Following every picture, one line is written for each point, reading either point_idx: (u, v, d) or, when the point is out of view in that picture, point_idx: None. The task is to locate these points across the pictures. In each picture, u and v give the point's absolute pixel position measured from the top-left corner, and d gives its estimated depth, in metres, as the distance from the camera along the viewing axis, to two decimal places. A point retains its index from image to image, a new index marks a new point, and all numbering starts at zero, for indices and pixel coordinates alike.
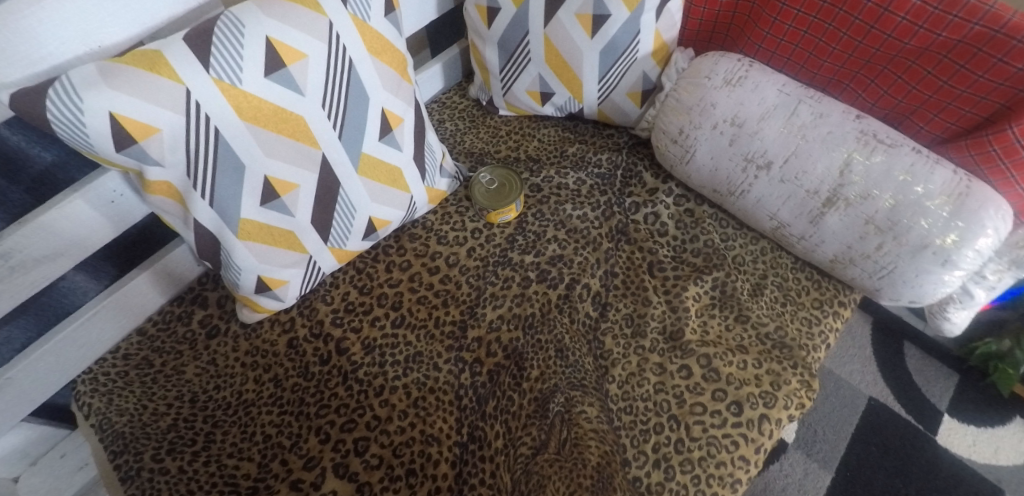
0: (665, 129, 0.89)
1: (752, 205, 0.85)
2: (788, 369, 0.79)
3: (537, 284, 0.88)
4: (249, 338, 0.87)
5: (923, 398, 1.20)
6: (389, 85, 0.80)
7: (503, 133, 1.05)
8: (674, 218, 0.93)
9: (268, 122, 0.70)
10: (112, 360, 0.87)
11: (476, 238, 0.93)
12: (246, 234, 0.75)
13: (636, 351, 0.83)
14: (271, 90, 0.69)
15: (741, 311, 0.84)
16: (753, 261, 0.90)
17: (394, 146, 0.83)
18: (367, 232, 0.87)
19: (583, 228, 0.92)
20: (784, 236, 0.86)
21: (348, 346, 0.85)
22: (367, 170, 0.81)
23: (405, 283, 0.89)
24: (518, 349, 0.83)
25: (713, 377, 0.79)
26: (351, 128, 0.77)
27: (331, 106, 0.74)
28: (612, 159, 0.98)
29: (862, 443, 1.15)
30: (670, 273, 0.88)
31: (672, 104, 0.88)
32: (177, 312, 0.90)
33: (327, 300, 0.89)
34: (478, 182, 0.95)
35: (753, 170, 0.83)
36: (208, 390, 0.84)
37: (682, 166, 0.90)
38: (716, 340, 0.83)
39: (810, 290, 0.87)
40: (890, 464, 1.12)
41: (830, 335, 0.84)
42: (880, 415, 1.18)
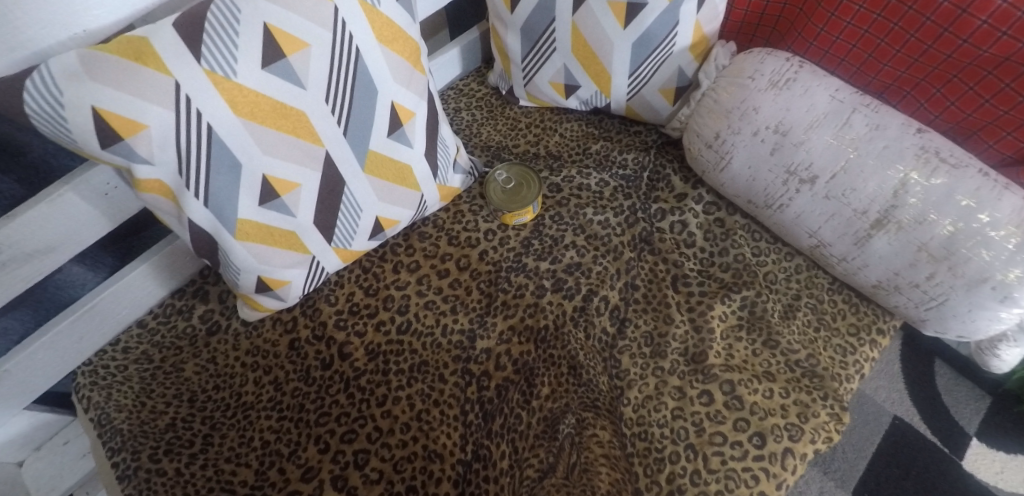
0: (700, 131, 0.82)
1: (790, 220, 0.78)
2: (817, 401, 0.74)
3: (552, 294, 0.83)
4: (251, 336, 0.84)
5: (951, 420, 1.13)
6: (400, 77, 0.73)
7: (523, 125, 0.98)
8: (702, 228, 0.86)
9: (266, 118, 0.65)
10: (112, 353, 0.84)
11: (489, 241, 0.87)
12: (244, 235, 0.70)
13: (655, 372, 0.77)
14: (270, 84, 0.63)
15: (770, 336, 0.78)
16: (787, 280, 0.83)
17: (403, 142, 0.77)
18: (373, 231, 0.82)
19: (604, 235, 0.86)
20: (823, 256, 0.79)
21: (351, 350, 0.81)
22: (374, 168, 0.76)
23: (413, 286, 0.85)
24: (528, 364, 0.79)
25: (736, 405, 0.73)
26: (356, 123, 0.71)
27: (335, 100, 0.68)
28: (639, 159, 0.91)
29: (884, 464, 1.10)
30: (695, 288, 0.82)
31: (710, 104, 0.81)
32: (178, 306, 0.87)
33: (331, 301, 0.84)
34: (493, 180, 0.90)
35: (795, 183, 0.75)
36: (207, 389, 0.81)
37: (716, 173, 0.83)
38: (741, 365, 0.77)
39: (847, 315, 0.81)
40: (912, 487, 1.07)
41: (865, 366, 0.78)
42: (905, 435, 1.12)
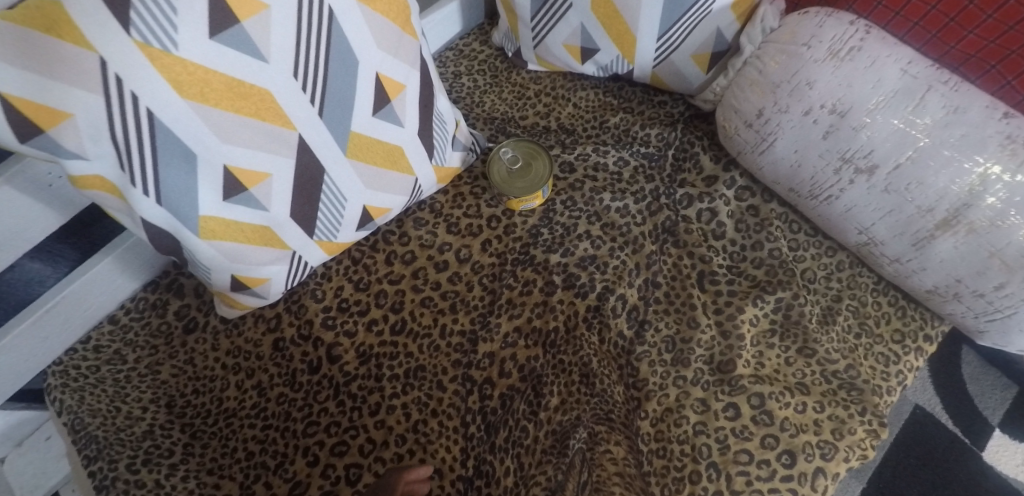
0: (739, 107, 0.71)
1: (838, 214, 0.69)
2: (854, 416, 0.67)
3: (562, 291, 0.74)
4: (231, 335, 0.76)
5: (975, 409, 1.07)
6: (385, 43, 0.62)
7: (531, 93, 0.87)
8: (733, 217, 0.77)
9: (222, 99, 0.53)
10: (83, 352, 0.77)
11: (493, 229, 0.79)
12: (209, 233, 0.60)
13: (677, 383, 0.70)
14: (224, 58, 0.51)
15: (807, 344, 0.70)
16: (826, 278, 0.74)
17: (392, 121, 0.66)
18: (361, 222, 0.72)
19: (622, 225, 0.77)
20: (872, 255, 0.70)
21: (340, 353, 0.73)
22: (359, 152, 0.65)
23: (407, 281, 0.76)
24: (535, 371, 0.71)
25: (765, 422, 0.66)
26: (334, 101, 0.60)
27: (307, 75, 0.56)
28: (663, 135, 0.81)
29: (903, 454, 1.05)
30: (724, 287, 0.74)
31: (753, 75, 0.69)
32: (151, 300, 0.79)
33: (317, 297, 0.76)
34: (498, 159, 0.79)
35: (848, 173, 0.65)
36: (186, 393, 0.74)
37: (754, 155, 0.72)
38: (772, 376, 0.69)
39: (892, 318, 0.72)
40: (931, 478, 1.02)
41: (908, 376, 0.70)
42: (926, 423, 1.06)
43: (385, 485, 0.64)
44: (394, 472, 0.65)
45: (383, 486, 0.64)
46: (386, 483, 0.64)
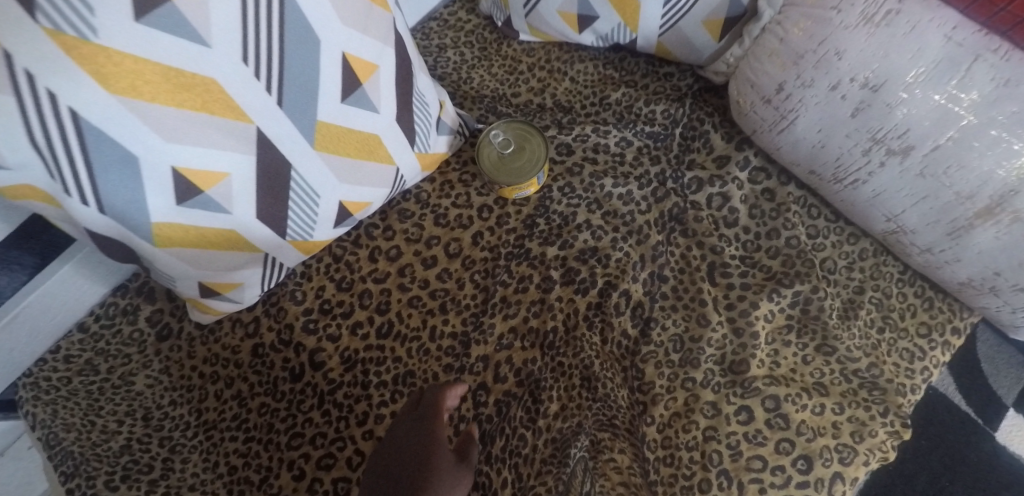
0: (757, 82, 0.64)
1: (865, 199, 0.63)
2: (876, 418, 0.62)
3: (561, 288, 0.69)
4: (207, 342, 0.71)
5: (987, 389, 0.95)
6: (348, 16, 0.54)
7: (524, 67, 0.79)
8: (747, 202, 0.71)
9: (158, 92, 0.45)
10: (53, 363, 0.72)
11: (484, 220, 0.73)
12: (166, 240, 0.54)
13: (685, 385, 0.64)
14: (155, 44, 0.43)
15: (827, 340, 0.65)
16: (848, 268, 0.69)
17: (365, 106, 0.59)
18: (339, 218, 0.66)
19: (625, 213, 0.71)
20: (899, 244, 0.64)
21: (324, 359, 0.68)
22: (330, 143, 0.58)
23: (393, 279, 0.71)
24: (533, 375, 0.66)
25: (781, 426, 0.61)
26: (294, 88, 0.52)
27: (258, 60, 0.49)
28: (670, 111, 0.74)
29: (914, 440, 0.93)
30: (736, 280, 0.68)
31: (773, 44, 0.62)
32: (122, 305, 0.74)
33: (297, 299, 0.71)
34: (488, 143, 0.72)
35: (878, 154, 0.59)
36: (163, 405, 0.70)
37: (772, 134, 0.66)
38: (788, 377, 0.64)
39: (917, 311, 0.67)
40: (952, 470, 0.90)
41: (932, 372, 0.66)
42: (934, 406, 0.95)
43: (429, 404, 0.59)
44: (434, 390, 0.60)
45: (425, 407, 0.59)
46: (428, 403, 0.59)
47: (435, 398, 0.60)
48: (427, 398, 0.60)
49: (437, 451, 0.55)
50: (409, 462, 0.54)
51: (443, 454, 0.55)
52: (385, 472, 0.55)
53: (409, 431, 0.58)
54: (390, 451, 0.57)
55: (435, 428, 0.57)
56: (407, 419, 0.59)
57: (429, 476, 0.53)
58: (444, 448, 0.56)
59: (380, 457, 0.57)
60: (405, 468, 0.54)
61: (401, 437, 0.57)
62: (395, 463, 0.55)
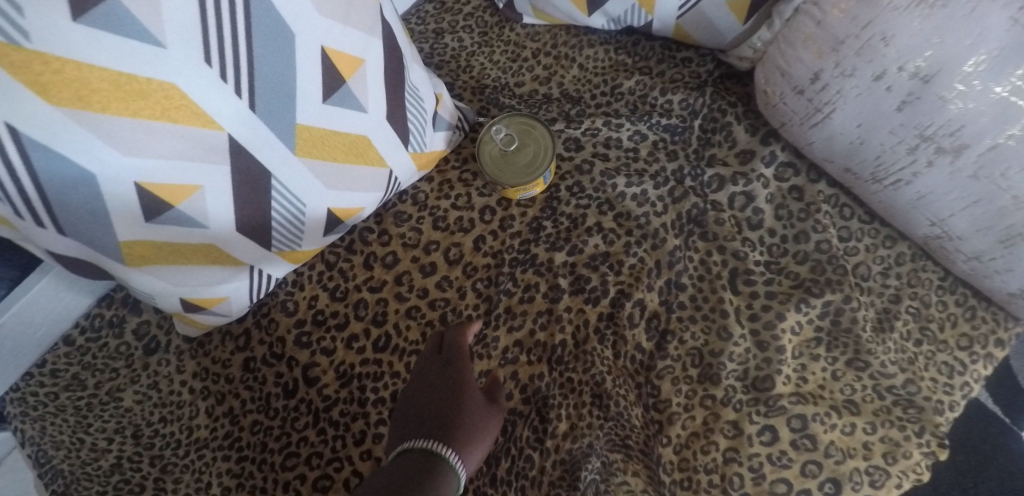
0: (789, 71, 0.58)
1: (907, 202, 0.57)
2: (911, 439, 0.57)
3: (570, 297, 0.64)
4: (197, 356, 0.67)
5: None
6: (325, 4, 0.48)
7: (528, 53, 0.74)
8: (773, 201, 0.65)
9: (109, 100, 0.40)
10: (40, 377, 0.68)
11: (486, 223, 0.68)
12: (136, 258, 0.50)
13: (704, 403, 0.59)
14: (99, 46, 0.38)
15: (859, 354, 0.60)
16: (883, 274, 0.63)
17: (351, 106, 0.53)
18: (328, 226, 0.61)
19: (640, 215, 0.65)
20: (942, 250, 0.58)
21: (318, 374, 0.64)
22: (313, 148, 0.53)
23: (390, 288, 0.66)
24: (541, 392, 0.61)
25: (808, 448, 0.56)
26: (268, 90, 0.47)
27: (224, 62, 0.43)
28: (688, 101, 0.69)
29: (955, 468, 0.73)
30: (761, 289, 0.62)
31: (807, 27, 0.55)
32: (108, 317, 0.70)
33: (289, 310, 0.66)
34: (490, 139, 0.67)
35: (926, 151, 0.53)
36: (153, 422, 0.66)
37: (804, 128, 0.59)
38: (816, 394, 0.59)
39: (957, 321, 0.62)
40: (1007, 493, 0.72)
41: (973, 388, 0.61)
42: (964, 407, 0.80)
43: (452, 347, 0.58)
44: (455, 333, 0.59)
45: (448, 351, 0.57)
46: (451, 347, 0.58)
47: (458, 342, 0.58)
48: (450, 342, 0.58)
49: (469, 391, 0.54)
50: (442, 401, 0.53)
51: (474, 394, 0.54)
52: (418, 412, 0.53)
53: (437, 373, 0.56)
54: (419, 393, 0.55)
55: (463, 370, 0.55)
56: (431, 363, 0.57)
57: (465, 414, 0.52)
58: (474, 388, 0.54)
59: (408, 400, 0.55)
60: (438, 407, 0.52)
61: (429, 380, 0.55)
62: (429, 402, 0.53)
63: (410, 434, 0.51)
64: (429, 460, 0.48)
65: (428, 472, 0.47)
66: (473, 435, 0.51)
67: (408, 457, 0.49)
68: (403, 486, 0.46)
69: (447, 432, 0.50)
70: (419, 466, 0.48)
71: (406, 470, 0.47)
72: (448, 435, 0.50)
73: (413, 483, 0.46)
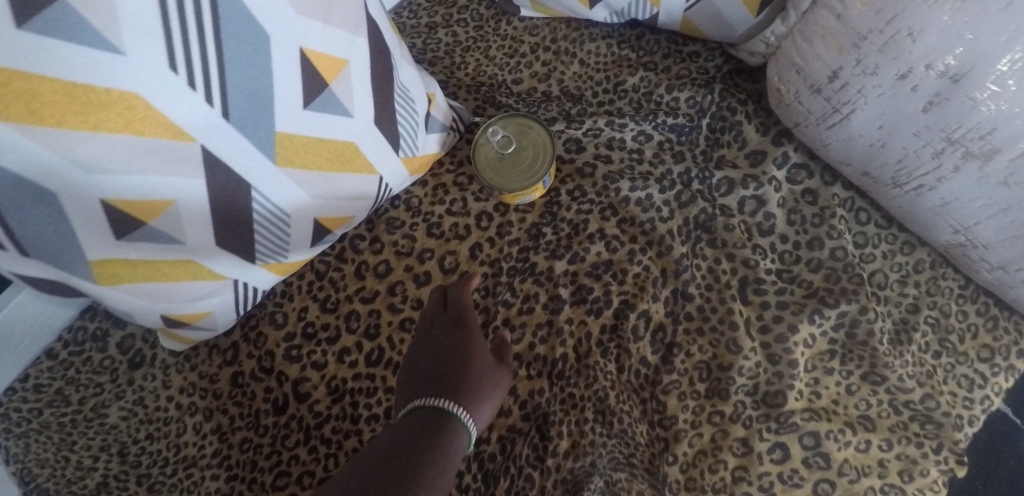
0: (805, 68, 0.54)
1: (930, 208, 0.53)
2: (928, 455, 0.54)
3: (571, 308, 0.61)
4: (183, 370, 0.65)
5: None
6: (303, 3, 0.44)
7: (526, 48, 0.71)
8: (785, 206, 0.62)
9: (65, 114, 0.36)
10: (23, 393, 0.64)
11: (483, 230, 0.64)
12: (108, 277, 0.47)
13: (712, 419, 0.56)
14: (49, 56, 0.34)
15: (875, 368, 0.57)
16: (901, 282, 0.60)
17: (335, 111, 0.50)
18: (315, 235, 0.57)
19: (645, 220, 0.62)
20: (965, 258, 0.55)
21: (309, 390, 0.61)
22: (294, 157, 0.49)
23: (383, 298, 0.63)
24: (541, 408, 0.59)
25: (820, 466, 0.53)
26: (242, 98, 0.43)
27: (192, 68, 0.40)
28: (695, 99, 0.65)
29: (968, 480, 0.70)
30: (772, 299, 0.59)
31: (827, 21, 0.51)
32: (91, 330, 0.68)
33: (278, 322, 0.64)
34: (486, 141, 0.63)
35: (953, 155, 0.49)
36: (140, 439, 0.63)
37: (820, 128, 0.56)
38: (830, 410, 0.56)
39: (979, 331, 0.59)
40: None
41: (994, 401, 0.58)
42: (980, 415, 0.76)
43: (457, 303, 0.56)
44: (459, 289, 0.56)
45: (454, 308, 0.55)
46: (456, 303, 0.56)
47: (464, 300, 0.56)
48: (456, 299, 0.55)
49: (477, 348, 0.52)
50: (451, 357, 0.51)
51: (484, 354, 0.52)
52: (426, 370, 0.51)
53: (444, 331, 0.53)
54: (426, 350, 0.52)
55: (471, 329, 0.53)
56: (437, 322, 0.55)
57: (474, 372, 0.50)
58: (483, 347, 0.52)
59: (414, 357, 0.53)
60: (448, 365, 0.50)
61: (436, 338, 0.53)
62: (437, 359, 0.51)
63: (419, 392, 0.49)
64: (442, 418, 0.46)
65: (441, 430, 0.46)
66: (483, 394, 0.49)
67: (419, 414, 0.47)
68: (415, 445, 0.44)
69: (459, 391, 0.48)
70: (431, 423, 0.46)
71: (418, 427, 0.46)
72: (458, 393, 0.48)
73: (425, 441, 0.44)
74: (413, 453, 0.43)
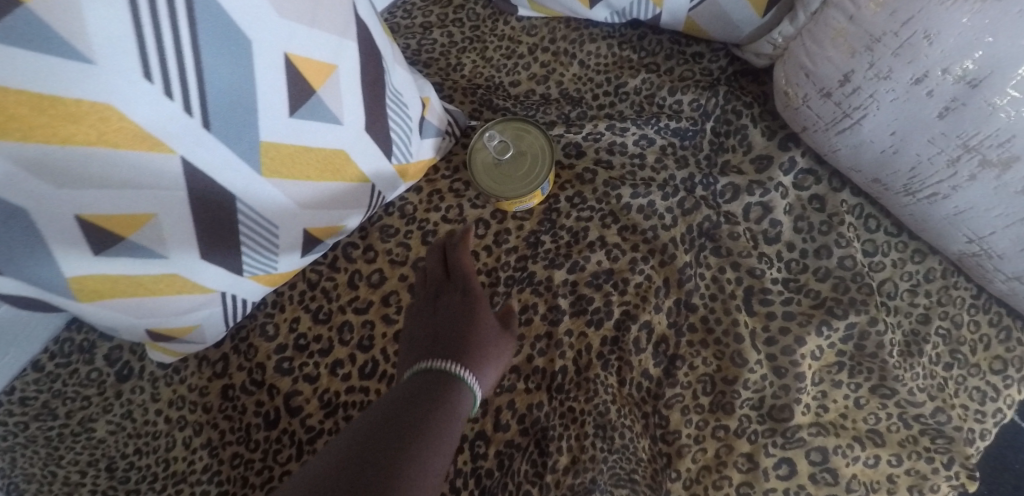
0: (815, 71, 0.52)
1: (943, 217, 0.51)
2: (939, 471, 0.52)
3: (571, 319, 0.59)
4: (172, 383, 0.63)
5: None
6: (287, 5, 0.42)
7: (524, 49, 0.69)
8: (792, 212, 0.60)
9: (33, 127, 0.35)
10: (8, 405, 0.63)
11: (480, 238, 0.63)
12: (88, 293, 0.45)
13: (716, 434, 0.55)
14: (12, 66, 0.32)
15: (885, 381, 0.55)
16: (911, 292, 0.58)
17: (324, 118, 0.48)
18: (306, 245, 0.55)
19: (647, 228, 0.60)
20: (979, 268, 0.53)
21: (301, 403, 0.60)
22: (280, 166, 0.47)
23: (376, 309, 0.62)
24: (540, 423, 0.57)
25: (828, 482, 0.52)
26: (223, 107, 0.41)
27: (169, 77, 0.37)
28: (699, 101, 0.63)
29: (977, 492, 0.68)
30: (778, 309, 0.57)
31: (838, 22, 0.49)
32: (78, 341, 0.65)
33: (269, 334, 0.62)
34: (482, 146, 0.61)
35: (969, 163, 0.47)
36: (128, 454, 0.61)
37: (830, 133, 0.54)
38: (838, 424, 0.54)
39: (991, 342, 0.57)
40: None
41: (1006, 414, 0.56)
42: None
43: (458, 268, 0.56)
44: (459, 253, 0.57)
45: (455, 273, 0.56)
46: (457, 268, 0.56)
47: (466, 268, 0.56)
48: (459, 268, 0.56)
49: (480, 313, 0.53)
50: (455, 322, 0.52)
51: (486, 318, 0.53)
52: (432, 335, 0.52)
53: (448, 299, 0.54)
54: (431, 317, 0.54)
55: (474, 297, 0.54)
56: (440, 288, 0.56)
57: (477, 334, 0.51)
58: (486, 314, 0.53)
59: (421, 323, 0.54)
60: (452, 332, 0.51)
61: (441, 305, 0.54)
62: (443, 327, 0.52)
63: (426, 355, 0.50)
64: (447, 378, 0.47)
65: (445, 389, 0.47)
66: (485, 356, 0.50)
67: (426, 374, 0.48)
68: (419, 404, 0.45)
69: (462, 354, 0.49)
70: (436, 382, 0.47)
71: (424, 385, 0.47)
72: (462, 356, 0.49)
73: (428, 400, 0.45)
74: (418, 410, 0.44)
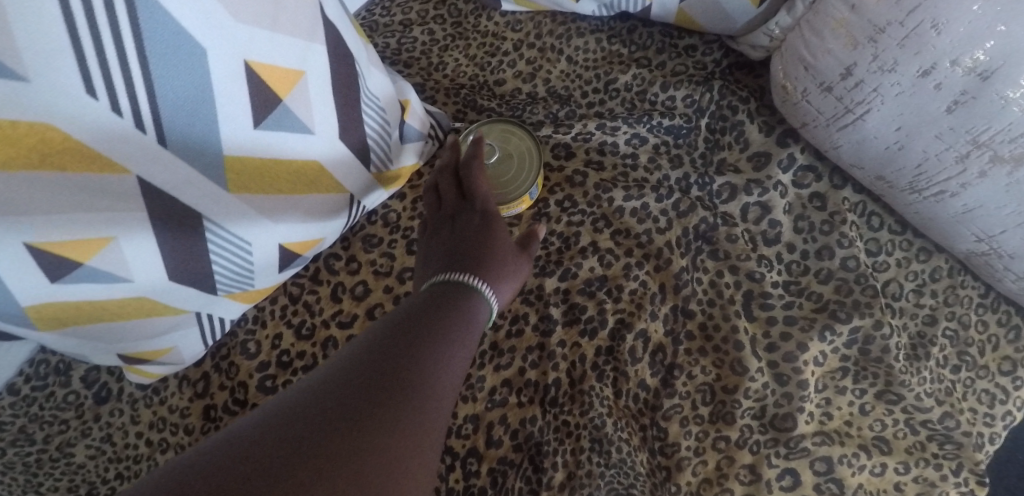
0: (814, 64, 0.49)
1: (951, 215, 0.49)
2: (948, 479, 0.50)
3: (563, 329, 0.57)
4: (152, 405, 0.60)
5: None
6: (244, 10, 0.39)
7: (509, 46, 0.66)
8: (791, 212, 0.57)
9: None
10: None
11: None
12: (47, 323, 0.43)
13: (717, 445, 0.52)
14: None
15: (891, 386, 0.53)
16: (917, 292, 0.55)
17: (293, 128, 0.45)
18: (282, 262, 0.52)
19: (641, 232, 0.58)
20: (988, 267, 0.51)
21: None
22: (248, 181, 0.44)
23: (362, 321, 0.59)
24: (534, 438, 0.54)
25: (833, 493, 0.49)
26: (180, 122, 0.38)
27: (117, 94, 0.35)
28: (693, 97, 0.60)
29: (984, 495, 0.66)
30: (779, 313, 0.55)
31: (839, 12, 0.46)
32: (53, 363, 0.62)
33: (250, 352, 0.59)
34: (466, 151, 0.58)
35: (979, 159, 0.44)
36: (108, 480, 0.58)
37: (832, 129, 0.51)
38: (843, 432, 0.52)
39: (1000, 343, 0.55)
40: None
41: (1017, 417, 0.54)
42: None
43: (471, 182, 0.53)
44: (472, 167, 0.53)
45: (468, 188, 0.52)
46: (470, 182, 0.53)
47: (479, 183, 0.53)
48: (472, 183, 0.52)
49: (495, 230, 0.49)
50: (470, 236, 0.48)
51: (502, 235, 0.49)
52: (449, 249, 0.48)
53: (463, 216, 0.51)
54: (445, 235, 0.50)
55: (489, 214, 0.51)
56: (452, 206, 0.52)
57: (494, 249, 0.48)
58: (502, 231, 0.50)
59: (434, 240, 0.50)
60: (466, 246, 0.48)
61: (454, 221, 0.51)
62: (459, 241, 0.48)
63: (441, 269, 0.46)
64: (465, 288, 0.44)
65: (462, 298, 0.43)
66: (502, 272, 0.47)
67: (444, 284, 0.44)
68: (435, 309, 0.41)
69: (479, 268, 0.46)
70: (454, 291, 0.44)
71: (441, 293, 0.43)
72: (478, 270, 0.46)
73: (445, 306, 0.42)
74: (433, 314, 0.41)
